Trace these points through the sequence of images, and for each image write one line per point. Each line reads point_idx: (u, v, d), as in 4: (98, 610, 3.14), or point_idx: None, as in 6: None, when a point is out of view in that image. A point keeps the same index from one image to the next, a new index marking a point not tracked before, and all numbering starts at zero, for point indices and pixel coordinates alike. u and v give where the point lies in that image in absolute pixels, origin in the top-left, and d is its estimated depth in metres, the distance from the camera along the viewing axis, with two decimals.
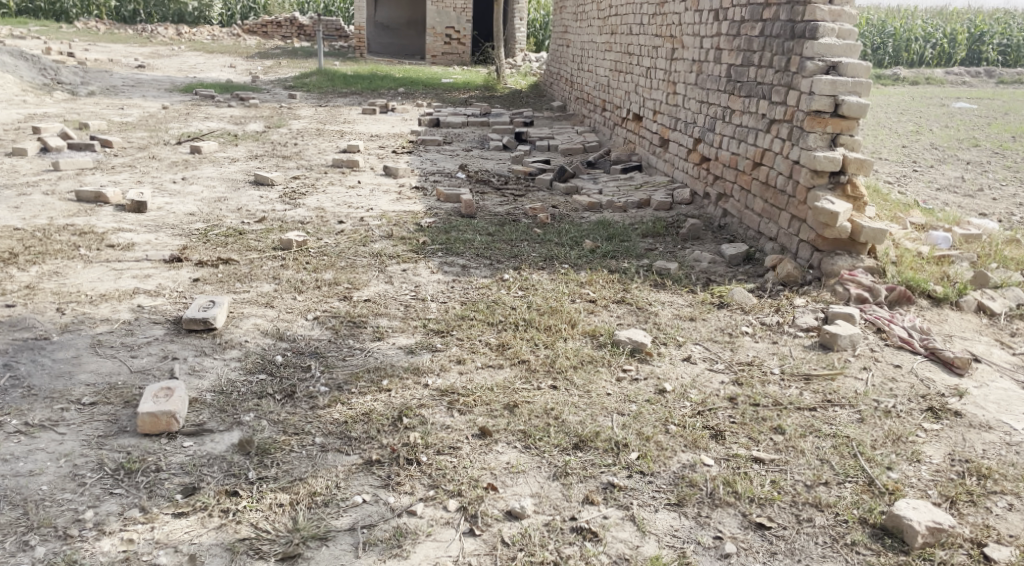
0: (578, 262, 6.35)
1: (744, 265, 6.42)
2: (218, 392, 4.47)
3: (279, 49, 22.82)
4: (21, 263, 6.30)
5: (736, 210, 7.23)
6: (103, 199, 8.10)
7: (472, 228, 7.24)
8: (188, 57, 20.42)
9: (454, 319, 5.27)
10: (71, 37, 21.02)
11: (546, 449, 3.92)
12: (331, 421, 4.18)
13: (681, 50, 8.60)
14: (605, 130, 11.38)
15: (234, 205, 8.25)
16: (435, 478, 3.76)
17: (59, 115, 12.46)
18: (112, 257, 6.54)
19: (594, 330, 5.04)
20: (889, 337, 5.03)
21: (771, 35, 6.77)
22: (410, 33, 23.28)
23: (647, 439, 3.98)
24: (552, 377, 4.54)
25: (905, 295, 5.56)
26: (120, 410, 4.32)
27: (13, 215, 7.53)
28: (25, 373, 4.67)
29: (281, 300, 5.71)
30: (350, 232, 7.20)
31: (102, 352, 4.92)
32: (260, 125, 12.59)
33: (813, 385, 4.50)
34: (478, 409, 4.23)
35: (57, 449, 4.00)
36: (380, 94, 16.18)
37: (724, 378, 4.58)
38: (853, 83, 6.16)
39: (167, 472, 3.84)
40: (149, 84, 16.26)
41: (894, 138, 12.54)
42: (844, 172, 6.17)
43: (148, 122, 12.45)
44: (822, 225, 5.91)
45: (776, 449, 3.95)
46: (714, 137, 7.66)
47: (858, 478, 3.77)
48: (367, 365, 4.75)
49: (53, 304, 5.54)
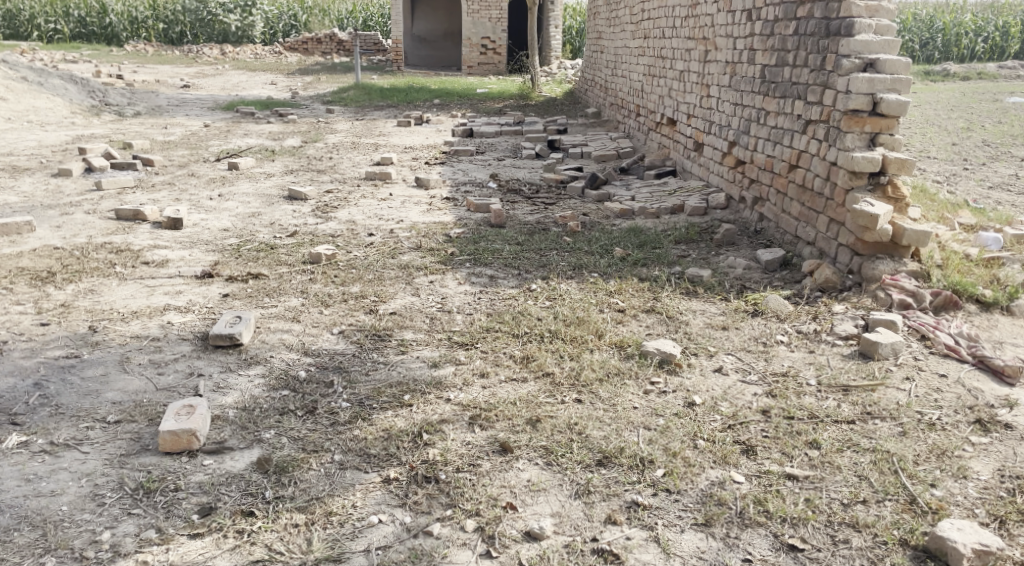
0: (608, 270, 6.22)
1: (781, 271, 6.21)
2: (240, 408, 4.43)
3: (319, 64, 23.08)
4: (57, 282, 6.38)
5: (773, 214, 7.02)
6: (141, 217, 8.21)
7: (501, 238, 7.15)
8: (231, 76, 20.74)
9: (480, 331, 5.18)
10: (120, 60, 21.56)
11: (568, 466, 3.79)
12: (351, 438, 4.10)
13: (714, 52, 8.42)
14: (640, 135, 11.22)
15: (268, 220, 8.28)
16: (453, 496, 3.66)
17: (104, 135, 12.72)
18: (145, 274, 6.59)
19: (622, 340, 4.92)
20: (934, 345, 4.79)
21: (806, 34, 6.57)
22: (446, 44, 23.36)
23: (674, 455, 3.82)
24: (577, 390, 4.41)
25: (952, 300, 5.30)
26: (144, 428, 4.31)
27: (54, 234, 7.65)
28: (54, 391, 4.68)
29: (308, 314, 5.67)
30: (379, 245, 7.16)
31: (130, 369, 4.92)
32: (297, 139, 12.69)
33: (851, 396, 4.29)
34: (500, 425, 4.12)
35: (79, 468, 3.98)
36: (416, 106, 16.23)
37: (757, 390, 4.40)
38: (892, 80, 5.92)
39: (185, 491, 3.80)
40: (193, 103, 16.54)
41: (943, 135, 12.13)
42: (884, 173, 5.93)
43: (189, 140, 12.63)
44: (861, 229, 5.69)
45: (810, 465, 3.76)
46: (749, 139, 7.46)
47: (899, 496, 3.56)
48: (390, 379, 4.67)
49: (85, 322, 5.58)
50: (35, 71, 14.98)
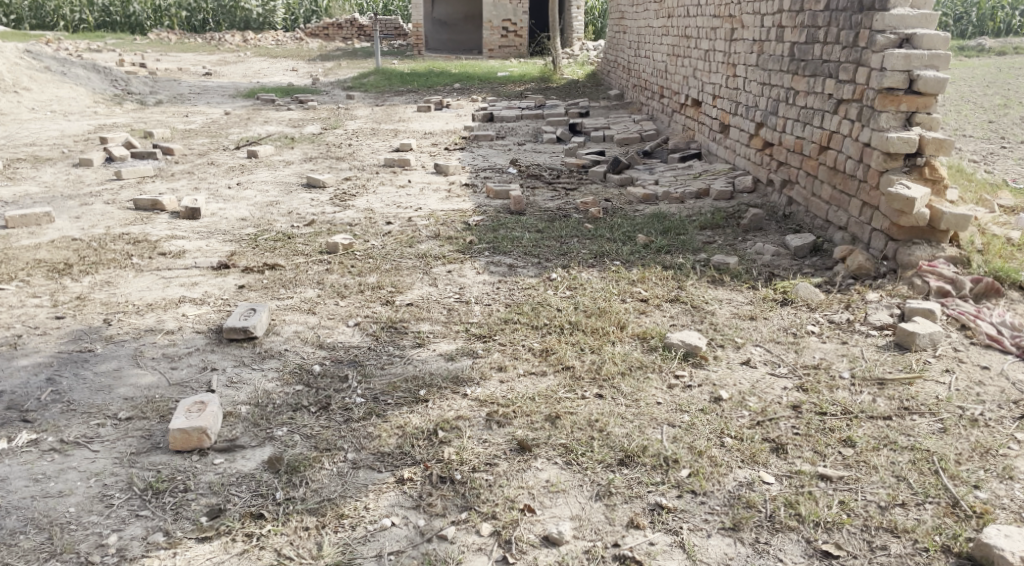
0: (630, 258, 6.04)
1: (811, 257, 6.00)
2: (253, 404, 4.30)
3: (340, 50, 22.95)
4: (74, 274, 6.30)
5: (803, 198, 6.79)
6: (159, 207, 8.13)
7: (522, 225, 6.98)
8: (253, 63, 20.67)
9: (498, 323, 5.03)
10: (143, 48, 21.56)
11: (588, 466, 3.63)
12: (364, 435, 3.96)
13: (741, 30, 8.16)
14: (663, 118, 10.97)
15: (286, 209, 8.17)
16: (469, 498, 3.51)
17: (126, 124, 12.67)
18: (162, 265, 6.50)
19: (645, 332, 4.75)
20: (975, 335, 4.57)
21: (837, 9, 6.32)
22: (467, 28, 23.13)
23: (700, 454, 3.65)
24: (598, 385, 4.25)
25: (993, 286, 5.06)
26: (155, 425, 4.18)
27: (72, 225, 7.59)
28: (67, 387, 4.56)
29: (324, 305, 5.55)
30: (397, 233, 7.01)
31: (142, 364, 4.79)
32: (317, 126, 12.57)
33: (887, 390, 4.09)
34: (518, 421, 3.97)
35: (89, 468, 3.86)
36: (436, 91, 16.04)
37: (787, 383, 4.22)
38: (929, 56, 5.66)
39: (194, 492, 3.68)
40: (214, 90, 16.46)
41: (978, 113, 11.72)
42: (921, 153, 5.67)
43: (209, 129, 12.55)
44: (897, 213, 5.44)
45: (845, 464, 3.57)
46: (777, 120, 7.22)
47: (941, 499, 3.37)
48: (405, 374, 4.52)
49: (100, 315, 5.49)
50: (57, 60, 14.97)
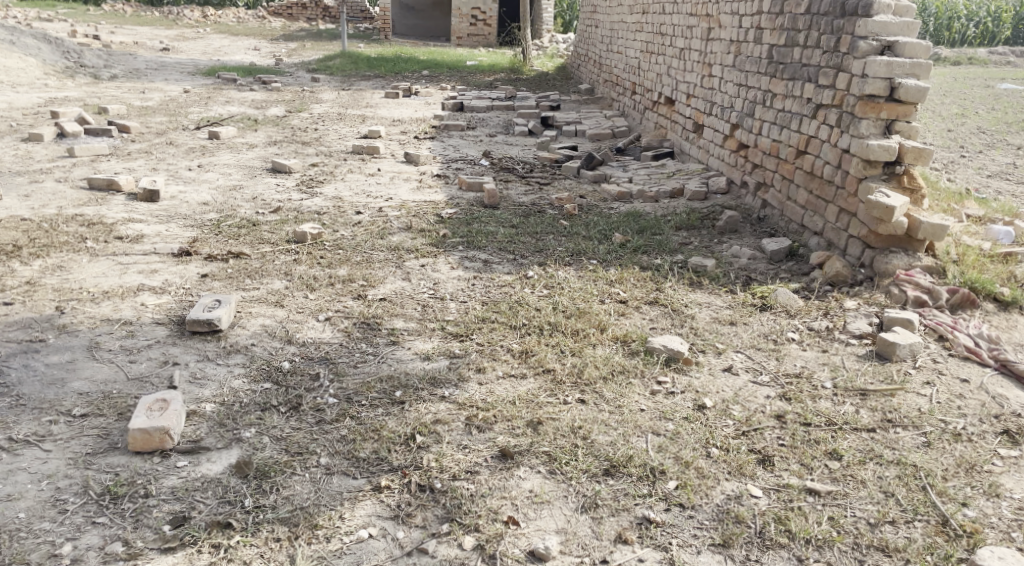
0: (607, 258, 5.95)
1: (787, 262, 5.97)
2: (219, 403, 4.09)
3: (304, 30, 22.51)
4: (23, 257, 5.99)
5: (777, 201, 6.77)
6: (115, 187, 7.81)
7: (495, 220, 6.85)
8: (213, 40, 20.12)
9: (474, 322, 4.90)
10: (97, 19, 20.84)
11: (573, 475, 3.54)
12: (339, 439, 3.81)
13: (718, 30, 8.11)
14: (635, 114, 10.92)
15: (249, 194, 7.92)
16: (450, 509, 3.40)
17: (79, 98, 12.20)
18: (119, 250, 6.23)
19: (625, 335, 4.67)
20: (953, 347, 4.57)
21: (819, 13, 6.29)
22: (436, 14, 22.88)
23: (686, 465, 3.59)
24: (580, 389, 4.16)
25: (969, 298, 5.07)
26: (113, 423, 3.93)
27: (21, 204, 7.24)
28: (15, 380, 4.28)
29: (292, 298, 5.36)
30: (367, 224, 6.83)
31: (99, 356, 4.53)
32: (281, 109, 12.25)
33: (870, 402, 4.06)
34: (499, 427, 3.86)
35: (40, 469, 3.62)
36: (403, 77, 15.79)
37: (770, 392, 4.17)
38: (910, 64, 5.64)
39: (155, 498, 3.48)
40: (172, 67, 15.98)
41: (937, 121, 11.90)
42: (899, 162, 5.67)
43: (168, 107, 12.15)
44: (875, 220, 5.44)
45: (832, 478, 3.54)
46: (754, 122, 7.19)
47: (930, 517, 3.35)
48: (380, 373, 4.37)
49: (52, 302, 5.21)
50: (6, 29, 14.38)
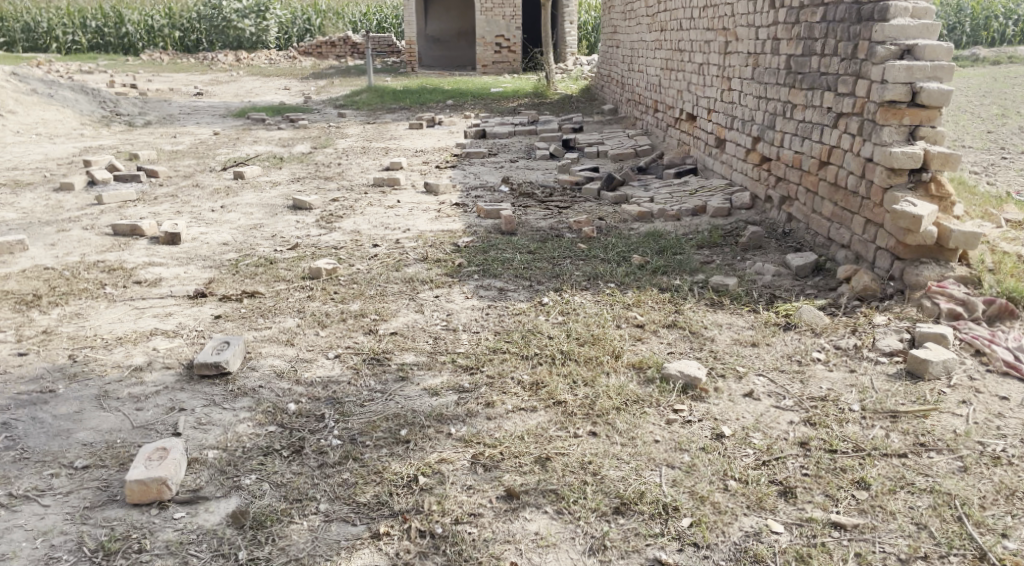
0: (626, 280, 5.76)
1: (813, 277, 5.72)
2: (221, 449, 3.98)
3: (334, 68, 22.81)
4: (43, 305, 6.01)
5: (802, 215, 6.53)
6: (139, 232, 7.83)
7: (513, 246, 6.71)
8: (245, 82, 20.46)
9: (486, 353, 4.75)
10: (135, 69, 21.37)
11: (581, 516, 3.38)
12: (340, 483, 3.68)
13: (735, 43, 7.93)
14: (658, 132, 10.72)
15: (269, 232, 7.90)
16: (451, 556, 3.26)
17: (112, 146, 12.41)
18: (136, 295, 6.21)
19: (641, 361, 4.48)
20: (991, 361, 4.30)
21: (835, 20, 6.09)
22: (461, 45, 23.02)
23: (702, 500, 3.41)
24: (592, 421, 3.97)
25: (1007, 308, 4.80)
26: (114, 474, 3.85)
27: (46, 253, 7.31)
28: (21, 432, 4.23)
29: (303, 336, 5.26)
30: (383, 257, 6.74)
31: (105, 406, 4.46)
32: (307, 146, 12.32)
33: (901, 424, 3.82)
34: (506, 465, 3.70)
35: (36, 526, 3.54)
36: (429, 108, 15.82)
37: (793, 417, 3.94)
38: (932, 67, 5.40)
39: (149, 554, 3.38)
40: (205, 110, 16.24)
41: (976, 123, 11.49)
42: (926, 169, 5.42)
43: (197, 149, 12.30)
44: (902, 231, 5.18)
45: (858, 510, 3.33)
46: (775, 135, 6.97)
47: (965, 550, 3.14)
48: (386, 412, 4.22)
49: (66, 351, 5.19)
50: (45, 83, 14.78)
